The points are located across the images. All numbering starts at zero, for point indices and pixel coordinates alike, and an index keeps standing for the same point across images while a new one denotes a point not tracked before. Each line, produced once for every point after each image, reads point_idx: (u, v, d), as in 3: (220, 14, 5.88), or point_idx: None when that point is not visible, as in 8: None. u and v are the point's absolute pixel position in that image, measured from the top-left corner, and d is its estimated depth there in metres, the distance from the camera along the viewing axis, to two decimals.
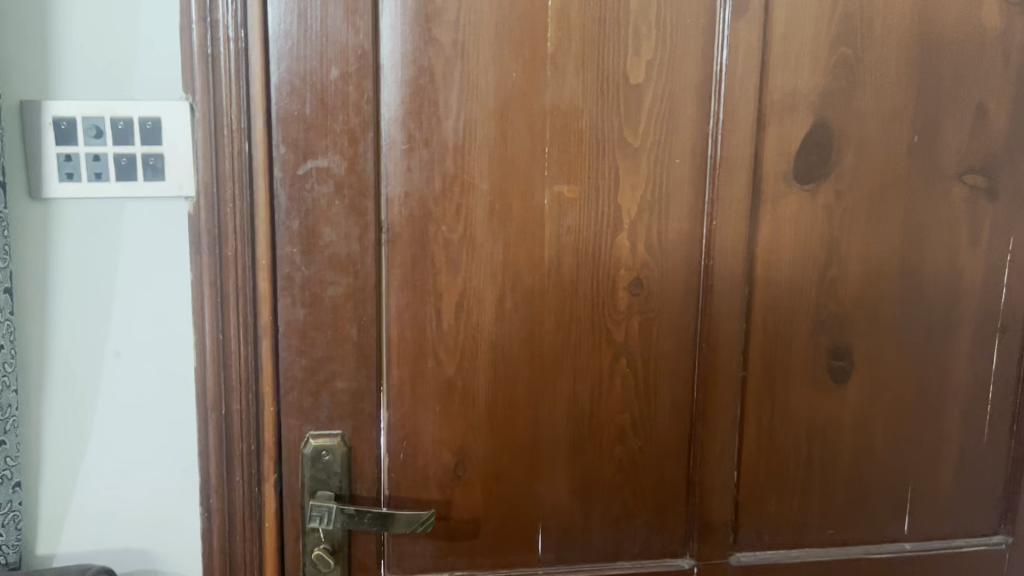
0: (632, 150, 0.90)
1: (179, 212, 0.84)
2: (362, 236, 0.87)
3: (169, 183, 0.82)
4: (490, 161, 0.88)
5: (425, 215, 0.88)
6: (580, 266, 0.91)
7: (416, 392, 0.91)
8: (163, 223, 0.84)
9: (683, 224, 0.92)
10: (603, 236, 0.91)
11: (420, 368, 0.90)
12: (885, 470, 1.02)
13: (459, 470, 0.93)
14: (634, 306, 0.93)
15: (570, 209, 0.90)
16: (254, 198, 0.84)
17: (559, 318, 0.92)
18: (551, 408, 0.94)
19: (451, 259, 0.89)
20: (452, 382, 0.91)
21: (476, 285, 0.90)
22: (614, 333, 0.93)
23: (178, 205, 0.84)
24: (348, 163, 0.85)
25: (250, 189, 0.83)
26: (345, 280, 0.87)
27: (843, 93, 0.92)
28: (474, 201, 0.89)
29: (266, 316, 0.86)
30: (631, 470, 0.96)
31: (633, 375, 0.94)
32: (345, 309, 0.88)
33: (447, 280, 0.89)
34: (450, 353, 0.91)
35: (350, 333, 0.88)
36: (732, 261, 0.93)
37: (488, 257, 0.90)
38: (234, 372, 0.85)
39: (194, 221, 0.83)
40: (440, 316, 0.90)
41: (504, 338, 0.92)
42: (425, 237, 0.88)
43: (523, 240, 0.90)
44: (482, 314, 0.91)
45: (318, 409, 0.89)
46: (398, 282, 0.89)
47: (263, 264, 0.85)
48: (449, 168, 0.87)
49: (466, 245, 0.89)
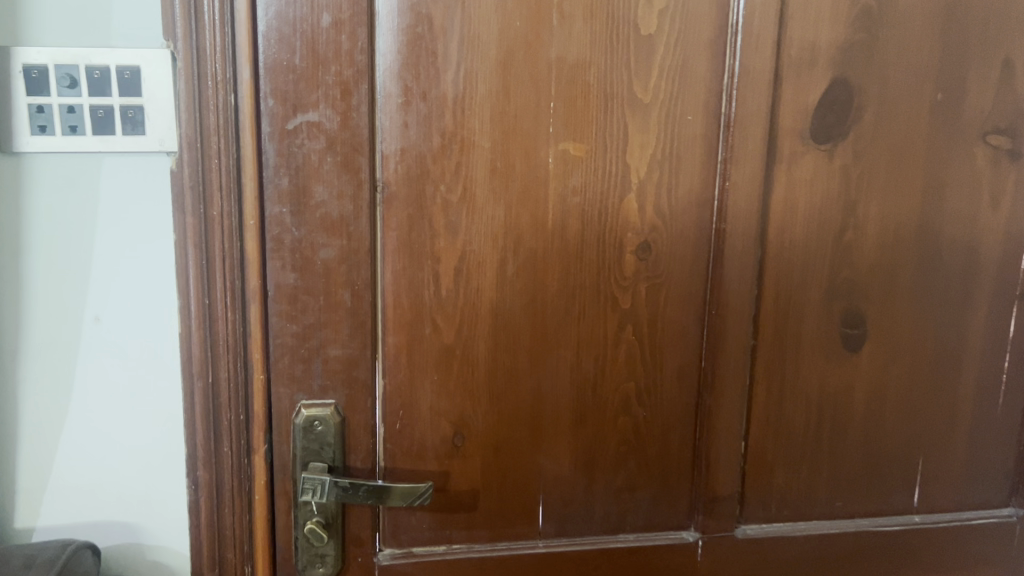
0: (641, 106, 0.85)
1: (161, 168, 0.79)
2: (356, 195, 0.82)
3: (150, 137, 0.77)
4: (492, 117, 0.83)
5: (423, 174, 0.83)
6: (585, 229, 0.87)
7: (413, 359, 0.87)
8: (144, 180, 0.79)
9: (694, 185, 0.88)
10: (610, 198, 0.86)
11: (418, 336, 0.87)
12: (896, 440, 0.98)
13: (457, 441, 0.90)
14: (641, 271, 0.89)
15: (575, 168, 0.86)
16: (241, 154, 0.78)
17: (563, 284, 0.88)
18: (553, 377, 0.90)
19: (450, 221, 0.85)
20: (451, 350, 0.88)
21: (476, 248, 0.86)
22: (620, 300, 0.89)
23: (160, 160, 0.79)
24: (342, 118, 0.80)
25: (237, 144, 0.78)
26: (338, 242, 0.82)
27: (865, 47, 0.87)
28: (474, 161, 0.84)
29: (254, 280, 0.81)
30: (636, 441, 0.93)
31: (639, 344, 0.90)
32: (338, 272, 0.83)
33: (445, 244, 0.85)
34: (449, 321, 0.87)
35: (344, 298, 0.84)
36: (744, 224, 0.89)
37: (488, 220, 0.86)
38: (220, 339, 0.81)
39: (176, 178, 0.78)
40: (438, 280, 0.86)
41: (504, 304, 0.88)
42: (423, 198, 0.84)
43: (525, 201, 0.86)
44: (483, 279, 0.87)
45: (311, 377, 0.85)
46: (394, 245, 0.84)
47: (251, 224, 0.80)
48: (448, 125, 0.83)
49: (466, 206, 0.85)
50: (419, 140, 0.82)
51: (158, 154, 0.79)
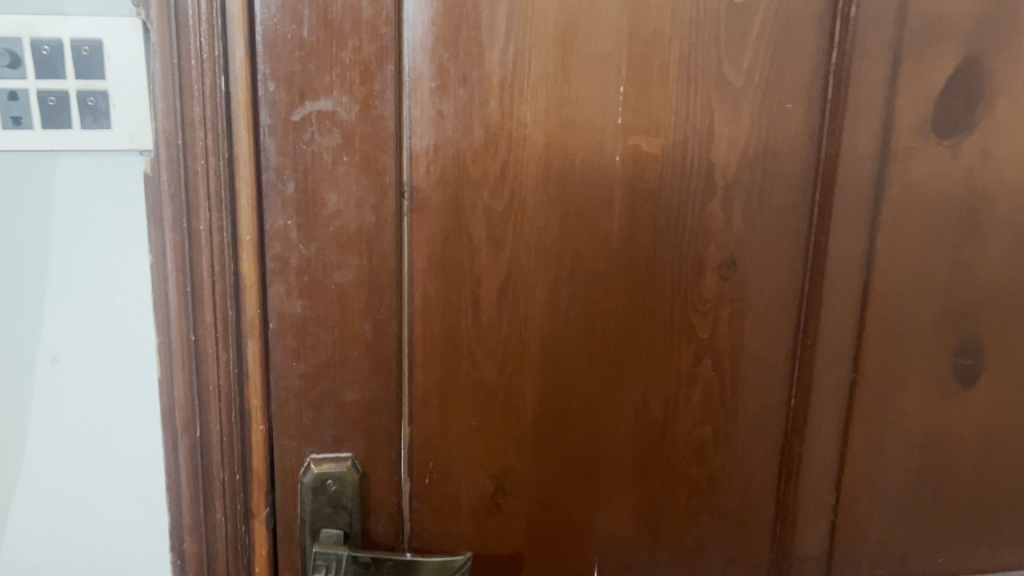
0: (731, 91, 0.69)
1: (132, 170, 0.62)
2: (378, 204, 0.66)
3: (117, 131, 0.60)
4: (548, 105, 0.67)
5: (461, 176, 0.67)
6: (658, 242, 0.71)
7: (447, 402, 0.71)
8: (111, 185, 0.62)
9: (790, 188, 0.71)
10: (689, 205, 0.70)
11: (452, 373, 0.71)
12: (1010, 487, 0.84)
13: (498, 497, 0.74)
14: (723, 292, 0.73)
15: (648, 168, 0.69)
16: (234, 153, 0.62)
17: (627, 310, 0.72)
18: (614, 420, 0.75)
19: (494, 233, 0.69)
20: (492, 389, 0.72)
21: (525, 266, 0.70)
22: (697, 327, 0.73)
23: (130, 160, 0.62)
24: (361, 107, 0.63)
25: (229, 140, 0.61)
26: (356, 262, 0.66)
27: (1004, 18, 0.71)
28: (524, 158, 0.68)
29: (253, 310, 0.65)
30: (709, 494, 0.78)
31: (718, 380, 0.75)
32: (356, 298, 0.67)
33: (486, 262, 0.69)
34: (491, 355, 0.71)
35: (363, 330, 0.68)
36: (849, 237, 0.73)
37: (540, 232, 0.69)
38: (210, 383, 0.65)
39: (151, 182, 0.61)
40: (478, 306, 0.70)
41: (558, 334, 0.72)
42: (461, 205, 0.67)
43: (585, 210, 0.69)
44: (532, 304, 0.71)
45: (322, 427, 0.69)
46: (425, 264, 0.68)
47: (249, 241, 0.63)
48: (493, 116, 0.66)
49: (513, 215, 0.69)
50: (457, 134, 0.66)
51: (128, 153, 0.61)
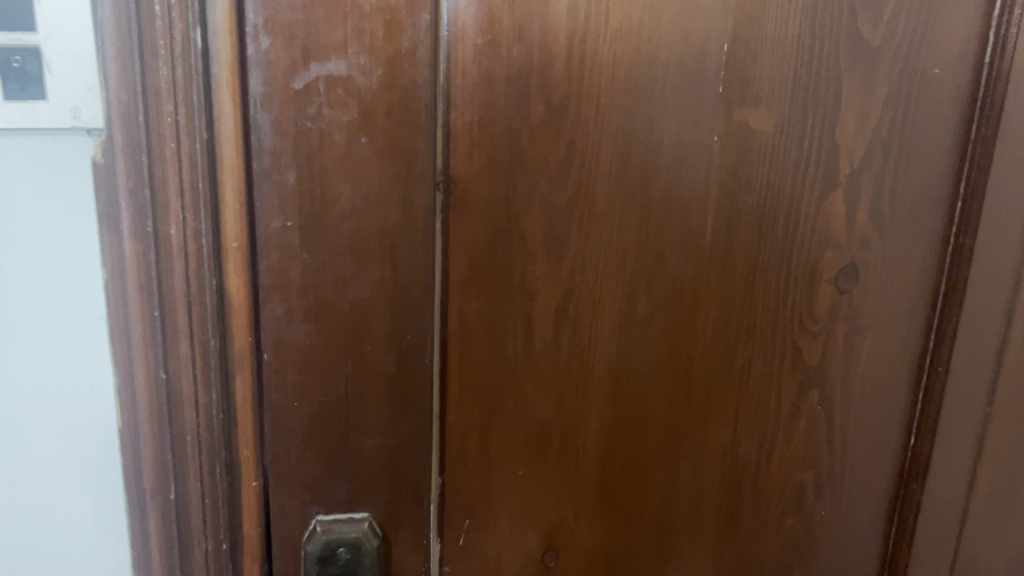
0: (865, 52, 0.53)
1: (75, 158, 0.46)
2: (406, 198, 0.50)
3: (52, 104, 0.45)
4: (630, 69, 0.51)
5: (515, 161, 0.51)
6: (762, 246, 0.55)
7: (488, 446, 0.56)
8: (47, 177, 0.47)
9: (930, 177, 0.57)
10: (803, 199, 0.55)
11: (496, 412, 0.56)
12: None
13: (548, 559, 0.60)
14: (840, 309, 0.58)
15: (755, 151, 0.53)
16: (215, 133, 0.46)
17: (717, 332, 0.57)
18: (695, 466, 0.60)
19: (553, 235, 0.53)
20: (545, 431, 0.57)
21: (593, 278, 0.54)
22: (804, 353, 0.58)
23: (75, 142, 0.46)
24: (385, 70, 0.47)
25: (208, 116, 0.45)
26: (375, 274, 0.50)
27: None
28: (596, 138, 0.52)
29: (242, 336, 0.50)
30: (803, 548, 0.64)
31: (825, 415, 0.60)
32: (376, 321, 0.51)
33: (542, 272, 0.54)
34: (544, 390, 0.56)
35: (385, 361, 0.52)
36: (1002, 240, 0.58)
37: (611, 235, 0.54)
38: (187, 433, 0.50)
39: (103, 172, 0.46)
40: (530, 328, 0.55)
41: (633, 362, 0.56)
42: (513, 200, 0.52)
43: (671, 205, 0.54)
44: (599, 325, 0.56)
45: (331, 482, 0.54)
46: (463, 276, 0.53)
47: (237, 248, 0.48)
48: (557, 82, 0.50)
49: (579, 213, 0.53)
50: (509, 106, 0.50)
51: (70, 133, 0.46)
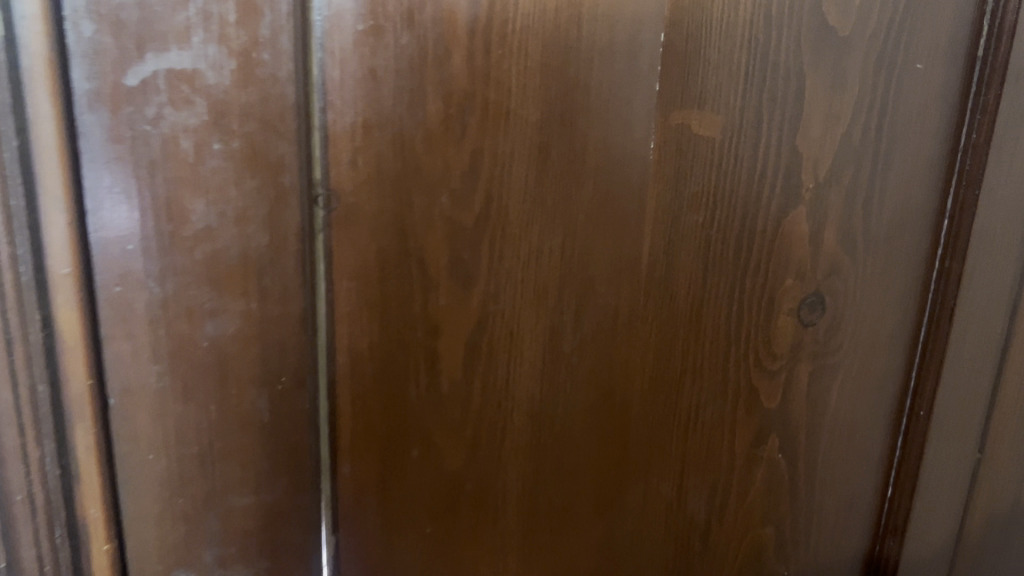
0: (830, 42, 0.44)
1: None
2: (274, 215, 0.42)
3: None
4: (546, 62, 0.42)
5: (408, 173, 0.43)
6: (710, 274, 0.47)
7: (390, 503, 0.48)
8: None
9: (914, 192, 0.49)
10: (757, 217, 0.47)
11: (398, 464, 0.48)
12: None
13: None
14: (804, 346, 0.50)
15: (698, 161, 0.45)
16: (31, 139, 0.36)
17: (657, 368, 0.49)
18: (634, 520, 0.52)
19: (459, 259, 0.45)
20: (456, 485, 0.49)
21: (508, 310, 0.46)
22: (761, 395, 0.50)
23: None
24: (240, 63, 0.39)
25: (19, 109, 0.35)
26: (239, 306, 0.43)
27: None
28: (508, 145, 0.43)
29: (81, 379, 0.40)
30: None
31: (787, 465, 0.52)
32: (242, 361, 0.43)
33: (447, 301, 0.45)
34: (454, 437, 0.48)
35: (255, 409, 0.44)
36: (997, 265, 0.50)
37: (530, 260, 0.45)
38: (16, 493, 0.39)
39: None
40: (435, 367, 0.47)
41: (558, 406, 0.49)
42: (408, 218, 0.44)
43: (602, 224, 0.45)
44: (517, 363, 0.47)
45: (199, 547, 0.46)
46: (352, 306, 0.45)
47: (67, 273, 0.38)
48: (458, 78, 0.42)
49: (490, 233, 0.45)
50: (400, 106, 0.42)
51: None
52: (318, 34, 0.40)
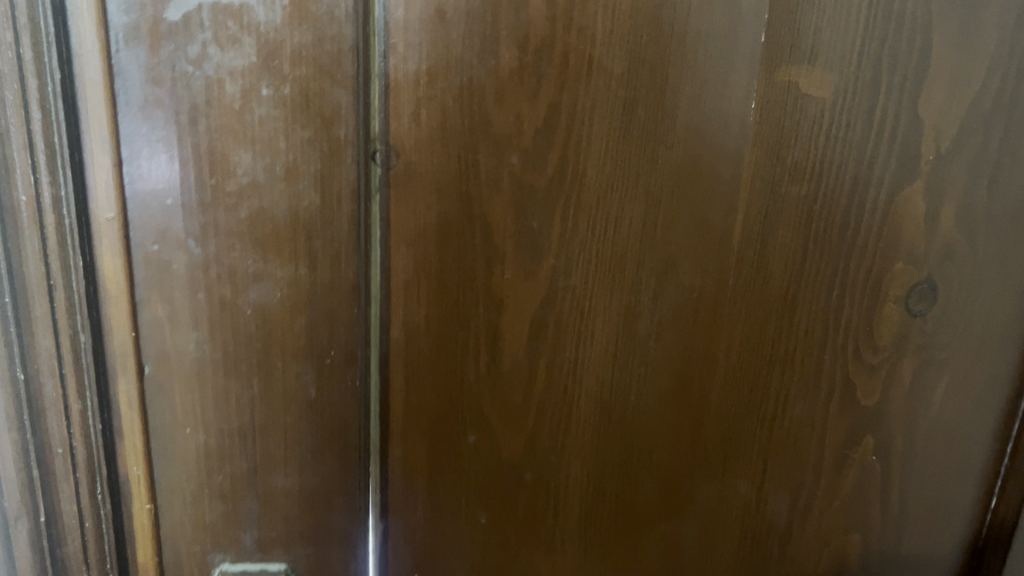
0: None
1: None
2: (326, 171, 0.37)
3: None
4: (636, 6, 0.37)
5: (476, 130, 0.38)
6: (809, 252, 0.42)
7: (441, 489, 0.44)
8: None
9: None
10: (868, 191, 0.41)
11: (451, 450, 0.44)
12: None
13: None
14: (911, 338, 0.44)
15: (804, 125, 0.40)
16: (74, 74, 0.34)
17: (742, 356, 0.44)
18: (706, 520, 0.47)
19: (527, 228, 0.40)
20: (515, 474, 0.45)
21: (582, 286, 0.42)
22: (858, 389, 0.45)
23: None
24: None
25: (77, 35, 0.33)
26: (287, 272, 0.38)
27: None
28: (589, 101, 0.39)
29: (123, 329, 0.38)
30: None
31: (883, 469, 0.47)
32: (287, 332, 0.40)
33: (515, 274, 0.41)
34: (514, 423, 0.44)
35: (302, 383, 0.40)
36: None
37: (606, 230, 0.41)
38: (56, 445, 0.37)
39: None
40: (497, 346, 0.42)
41: (631, 393, 0.44)
42: (474, 179, 0.39)
43: (690, 193, 0.40)
44: (587, 346, 0.43)
45: (238, 527, 0.42)
46: (409, 275, 0.40)
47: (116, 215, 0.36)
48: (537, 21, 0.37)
49: (564, 199, 0.40)
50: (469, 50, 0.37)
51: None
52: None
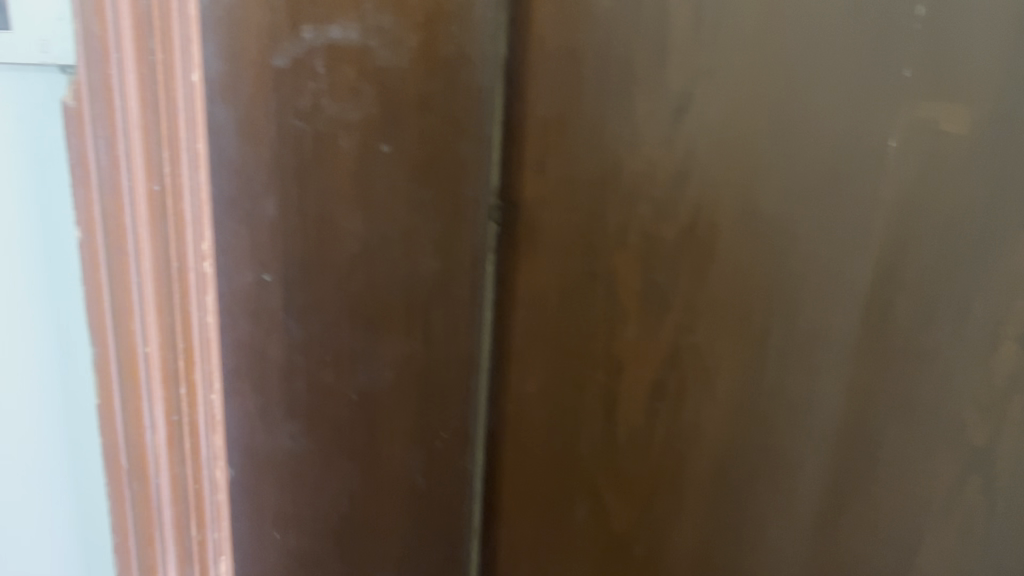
0: None
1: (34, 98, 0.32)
2: (433, 236, 0.32)
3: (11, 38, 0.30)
4: (768, 35, 0.33)
5: (603, 179, 0.37)
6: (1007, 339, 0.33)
7: (554, 542, 0.44)
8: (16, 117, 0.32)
9: None
10: None
11: (561, 504, 0.43)
12: None
13: None
14: None
15: (997, 176, 0.31)
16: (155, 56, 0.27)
17: (898, 451, 0.36)
18: None
19: (652, 285, 0.38)
20: (621, 536, 0.43)
21: (704, 345, 0.38)
22: None
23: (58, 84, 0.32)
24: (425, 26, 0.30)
25: (136, 10, 0.27)
26: (397, 349, 0.34)
27: None
28: (714, 141, 0.35)
29: (215, 342, 0.32)
30: None
31: None
32: (395, 418, 0.35)
33: (634, 331, 0.39)
34: (622, 482, 0.42)
35: (409, 469, 0.36)
36: None
37: (732, 298, 0.36)
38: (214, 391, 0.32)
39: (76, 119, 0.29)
40: (613, 406, 0.40)
41: (748, 470, 0.39)
42: (597, 234, 0.38)
43: (818, 262, 0.35)
44: (705, 412, 0.39)
45: None
46: (527, 329, 0.41)
47: (198, 205, 0.29)
48: (676, 41, 0.34)
49: (689, 252, 0.37)
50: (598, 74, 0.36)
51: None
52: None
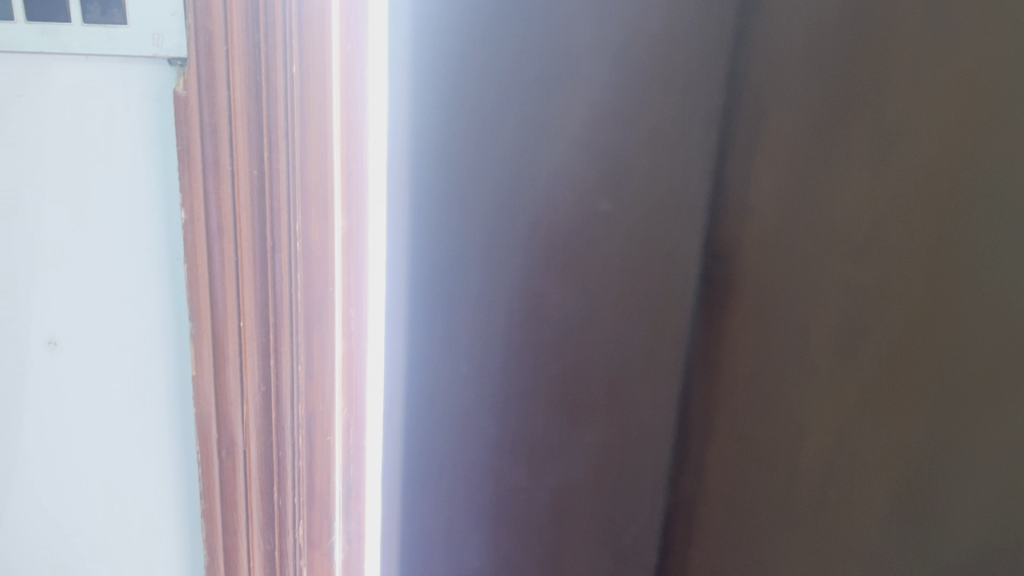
0: None
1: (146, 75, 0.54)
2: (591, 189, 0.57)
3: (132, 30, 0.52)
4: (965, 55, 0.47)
5: (833, 174, 0.52)
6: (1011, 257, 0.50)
7: (725, 448, 0.61)
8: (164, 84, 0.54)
9: None
10: None
11: (737, 421, 0.60)
12: None
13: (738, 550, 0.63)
14: None
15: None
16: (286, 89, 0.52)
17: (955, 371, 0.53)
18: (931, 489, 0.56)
19: (802, 235, 0.54)
20: (802, 445, 0.58)
21: (847, 284, 0.54)
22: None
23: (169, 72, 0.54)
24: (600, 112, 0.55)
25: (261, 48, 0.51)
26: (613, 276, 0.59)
27: None
28: (909, 147, 0.50)
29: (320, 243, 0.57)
30: None
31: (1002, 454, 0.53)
32: (626, 306, 0.60)
33: (839, 279, 0.54)
34: (815, 403, 0.57)
35: (668, 348, 0.60)
36: None
37: (837, 271, 0.54)
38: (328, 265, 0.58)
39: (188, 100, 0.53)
40: (763, 337, 0.57)
41: (855, 375, 0.55)
42: (815, 206, 0.53)
43: (978, 259, 0.51)
44: (862, 342, 0.55)
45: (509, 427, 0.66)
46: (751, 300, 0.57)
47: (291, 134, 0.53)
48: (897, 66, 0.49)
49: (832, 211, 0.53)
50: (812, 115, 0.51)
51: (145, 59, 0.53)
52: (784, 117, 0.52)
